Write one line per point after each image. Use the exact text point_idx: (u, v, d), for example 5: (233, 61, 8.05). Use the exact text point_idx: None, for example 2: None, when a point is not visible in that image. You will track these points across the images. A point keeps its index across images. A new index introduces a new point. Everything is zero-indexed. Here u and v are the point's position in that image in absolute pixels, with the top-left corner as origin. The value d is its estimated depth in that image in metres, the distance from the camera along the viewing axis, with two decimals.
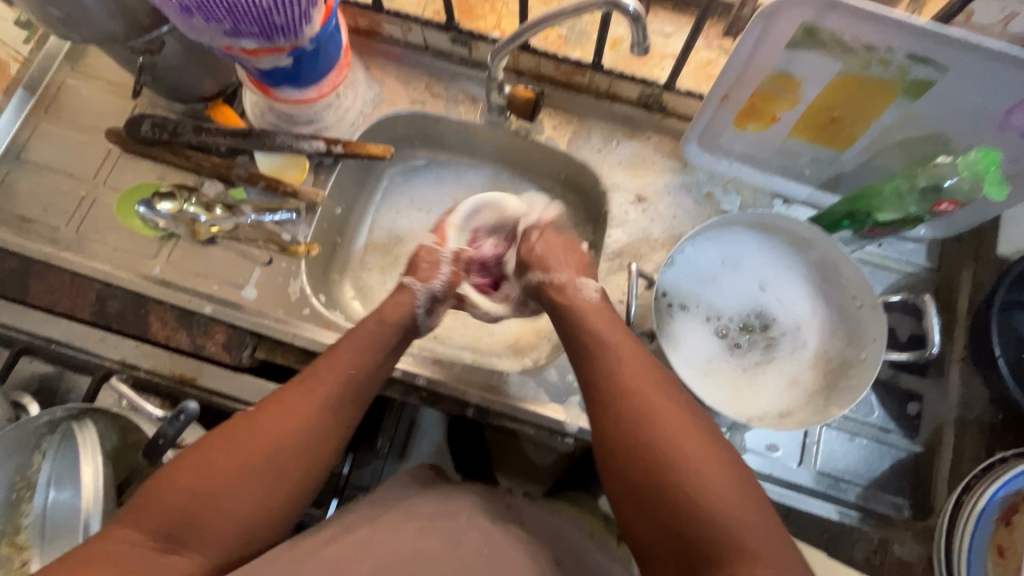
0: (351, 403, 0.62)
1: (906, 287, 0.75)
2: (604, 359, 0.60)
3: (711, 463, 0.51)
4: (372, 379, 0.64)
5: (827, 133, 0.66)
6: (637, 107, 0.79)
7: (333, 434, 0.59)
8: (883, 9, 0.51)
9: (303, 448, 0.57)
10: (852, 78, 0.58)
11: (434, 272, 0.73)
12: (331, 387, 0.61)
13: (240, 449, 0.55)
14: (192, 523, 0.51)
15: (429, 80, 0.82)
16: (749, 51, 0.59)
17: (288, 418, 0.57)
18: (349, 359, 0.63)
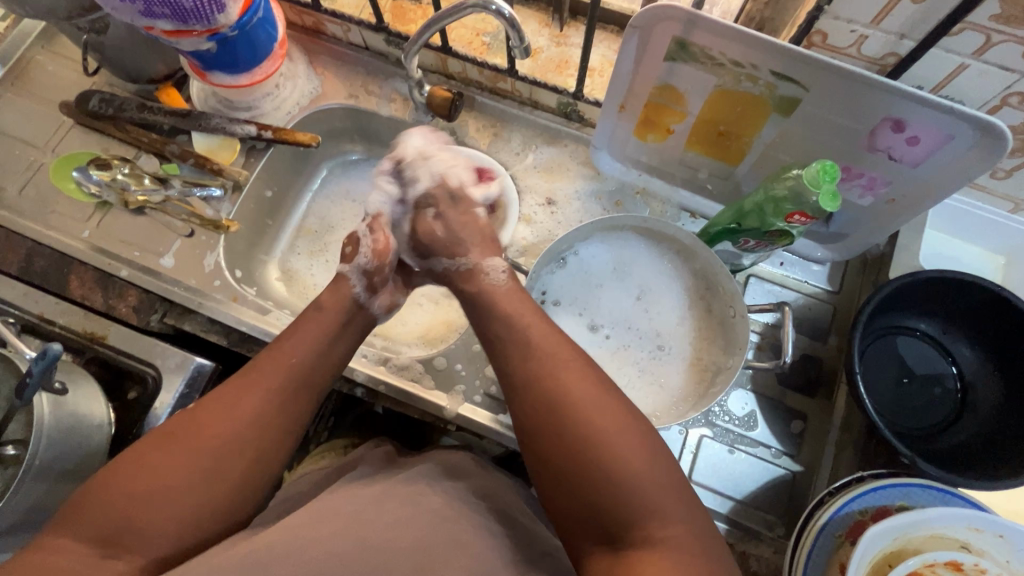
0: (297, 391, 0.59)
1: (804, 309, 0.75)
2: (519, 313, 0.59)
3: (637, 448, 0.49)
4: (320, 367, 0.62)
5: (718, 147, 0.68)
6: (557, 115, 0.82)
7: (277, 421, 0.57)
8: (741, 27, 0.53)
9: (248, 441, 0.55)
10: (728, 92, 0.60)
11: (356, 252, 0.70)
12: (276, 376, 0.58)
13: (181, 446, 0.53)
14: (132, 524, 0.49)
15: (365, 78, 0.87)
16: (633, 61, 0.62)
17: (230, 412, 0.55)
18: (294, 348, 0.61)
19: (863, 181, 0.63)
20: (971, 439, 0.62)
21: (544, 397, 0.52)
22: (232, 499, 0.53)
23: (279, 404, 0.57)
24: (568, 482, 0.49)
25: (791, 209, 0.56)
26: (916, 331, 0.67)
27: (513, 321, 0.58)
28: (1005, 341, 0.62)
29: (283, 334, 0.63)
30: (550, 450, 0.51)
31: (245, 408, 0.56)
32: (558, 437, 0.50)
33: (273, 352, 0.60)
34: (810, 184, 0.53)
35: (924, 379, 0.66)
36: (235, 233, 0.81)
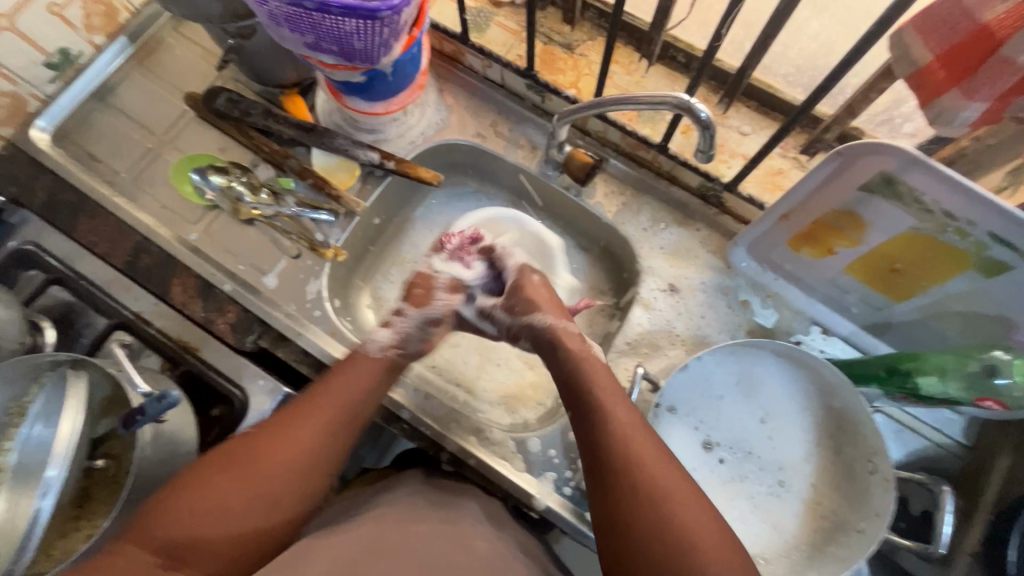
0: (346, 431, 0.60)
1: (930, 458, 0.70)
2: (602, 393, 0.59)
3: (724, 545, 0.49)
4: (370, 403, 0.63)
5: (885, 281, 0.62)
6: (694, 196, 0.76)
7: (331, 454, 0.58)
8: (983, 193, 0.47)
9: (305, 469, 0.56)
10: (924, 238, 0.54)
11: (431, 296, 0.73)
12: (332, 411, 0.59)
13: (241, 472, 0.54)
14: (194, 544, 0.50)
15: (495, 118, 0.82)
16: (821, 182, 0.56)
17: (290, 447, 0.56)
18: (348, 384, 0.61)
19: None
20: None
21: (643, 485, 0.52)
22: (282, 529, 0.55)
23: (333, 439, 0.58)
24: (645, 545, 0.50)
25: (982, 391, 0.52)
26: None
27: (596, 399, 0.58)
28: None
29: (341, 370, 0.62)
30: (636, 531, 0.50)
31: (306, 440, 0.56)
32: (629, 485, 0.52)
33: (332, 381, 0.61)
34: None
35: None
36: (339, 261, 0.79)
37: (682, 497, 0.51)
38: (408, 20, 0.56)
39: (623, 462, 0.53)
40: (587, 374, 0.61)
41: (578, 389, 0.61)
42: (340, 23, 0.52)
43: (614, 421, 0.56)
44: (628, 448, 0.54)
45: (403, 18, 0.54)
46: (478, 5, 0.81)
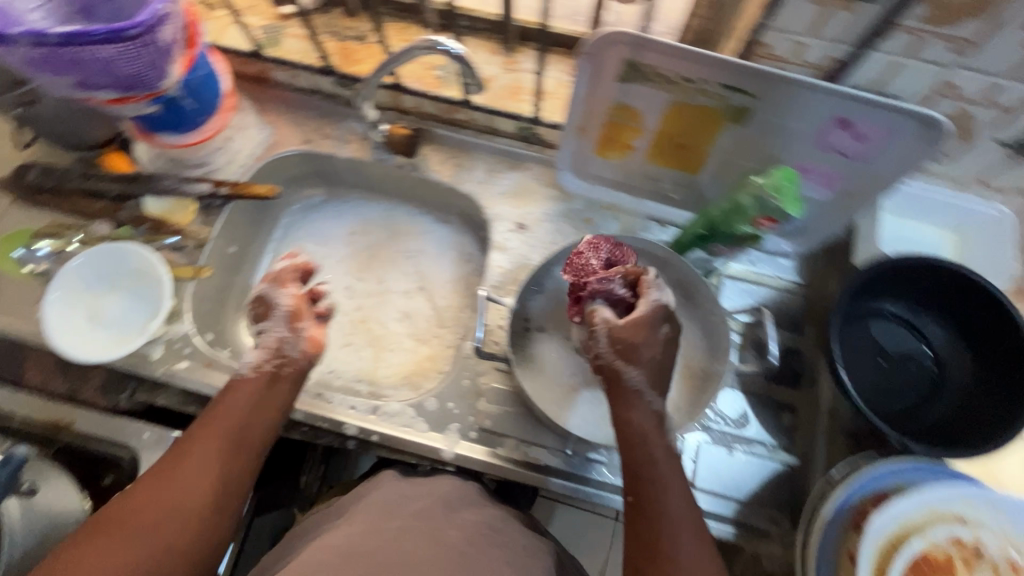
0: (240, 451, 0.58)
1: (777, 303, 0.77)
2: (658, 477, 0.52)
3: None
4: (258, 420, 0.61)
5: (679, 159, 0.69)
6: (516, 140, 0.82)
7: (230, 470, 0.56)
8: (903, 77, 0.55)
9: (207, 495, 0.53)
10: (683, 106, 0.62)
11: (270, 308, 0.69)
12: (213, 433, 0.57)
13: (120, 534, 0.49)
14: None
15: (318, 122, 0.85)
16: (587, 83, 0.63)
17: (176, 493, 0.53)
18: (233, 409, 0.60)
19: (818, 177, 0.65)
20: (954, 410, 0.64)
21: None
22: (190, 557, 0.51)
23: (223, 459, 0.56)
24: None
25: (757, 215, 0.60)
26: (886, 314, 0.69)
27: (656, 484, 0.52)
28: (966, 313, 0.65)
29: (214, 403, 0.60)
30: None
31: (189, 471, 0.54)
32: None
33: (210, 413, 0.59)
34: (773, 190, 0.58)
35: (899, 358, 0.68)
36: (206, 280, 0.79)
37: None
38: (173, 38, 0.58)
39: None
40: (657, 465, 0.53)
41: (631, 470, 0.53)
42: (96, 52, 0.53)
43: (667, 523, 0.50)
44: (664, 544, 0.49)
45: (165, 36, 0.57)
46: (267, 22, 0.83)
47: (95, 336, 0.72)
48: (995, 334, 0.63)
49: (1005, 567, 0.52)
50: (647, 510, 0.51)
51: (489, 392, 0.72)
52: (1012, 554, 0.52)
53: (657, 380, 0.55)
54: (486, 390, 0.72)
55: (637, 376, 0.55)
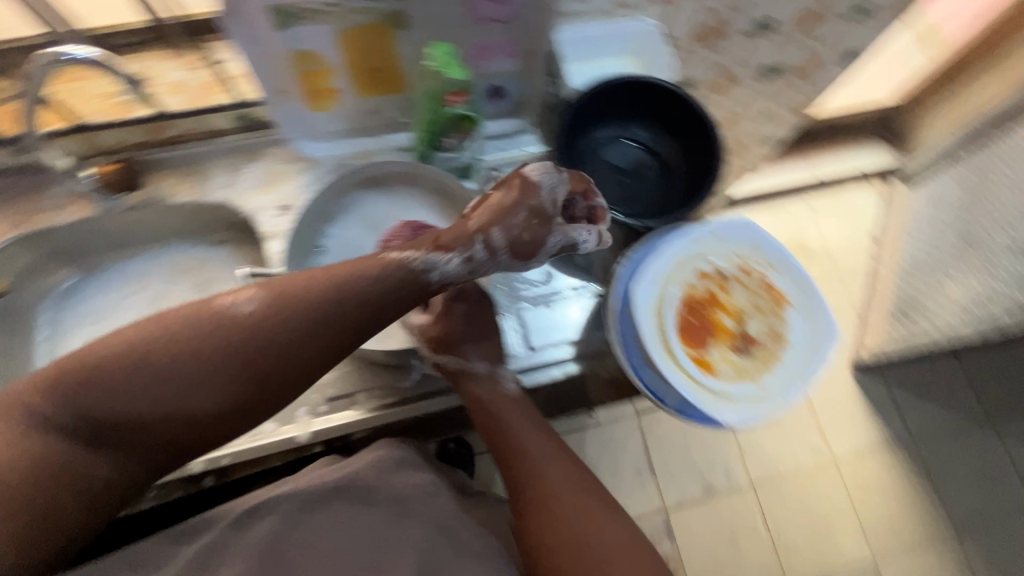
0: (218, 356, 0.48)
1: (535, 170, 0.85)
2: (511, 427, 0.66)
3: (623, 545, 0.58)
4: (274, 331, 0.49)
5: (381, 82, 0.73)
6: (241, 132, 0.81)
7: (217, 354, 0.48)
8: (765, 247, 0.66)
9: (214, 363, 0.47)
10: (347, 32, 0.65)
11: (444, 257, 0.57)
12: (214, 330, 0.48)
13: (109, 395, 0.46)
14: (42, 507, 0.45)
15: (22, 200, 0.77)
16: (252, 43, 0.64)
17: (78, 456, 0.47)
18: (347, 317, 0.51)
19: (497, 49, 0.73)
20: (682, 184, 0.78)
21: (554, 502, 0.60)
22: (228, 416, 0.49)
23: (196, 352, 0.47)
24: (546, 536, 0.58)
25: (449, 94, 0.66)
26: (602, 139, 0.80)
27: (510, 431, 0.66)
28: (653, 108, 0.77)
29: (225, 305, 0.49)
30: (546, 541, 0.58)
31: (197, 348, 0.47)
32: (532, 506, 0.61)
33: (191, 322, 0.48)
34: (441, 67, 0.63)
35: (630, 169, 0.81)
36: None
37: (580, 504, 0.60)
38: None
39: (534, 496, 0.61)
40: (508, 422, 0.67)
41: (493, 436, 0.67)
42: None
43: (526, 455, 0.64)
44: (530, 469, 0.63)
45: None
46: None
47: None
48: (678, 113, 0.75)
49: (741, 273, 0.67)
50: (511, 452, 0.65)
51: None
52: (740, 262, 0.67)
53: (475, 348, 0.68)
54: None
55: (474, 364, 0.68)
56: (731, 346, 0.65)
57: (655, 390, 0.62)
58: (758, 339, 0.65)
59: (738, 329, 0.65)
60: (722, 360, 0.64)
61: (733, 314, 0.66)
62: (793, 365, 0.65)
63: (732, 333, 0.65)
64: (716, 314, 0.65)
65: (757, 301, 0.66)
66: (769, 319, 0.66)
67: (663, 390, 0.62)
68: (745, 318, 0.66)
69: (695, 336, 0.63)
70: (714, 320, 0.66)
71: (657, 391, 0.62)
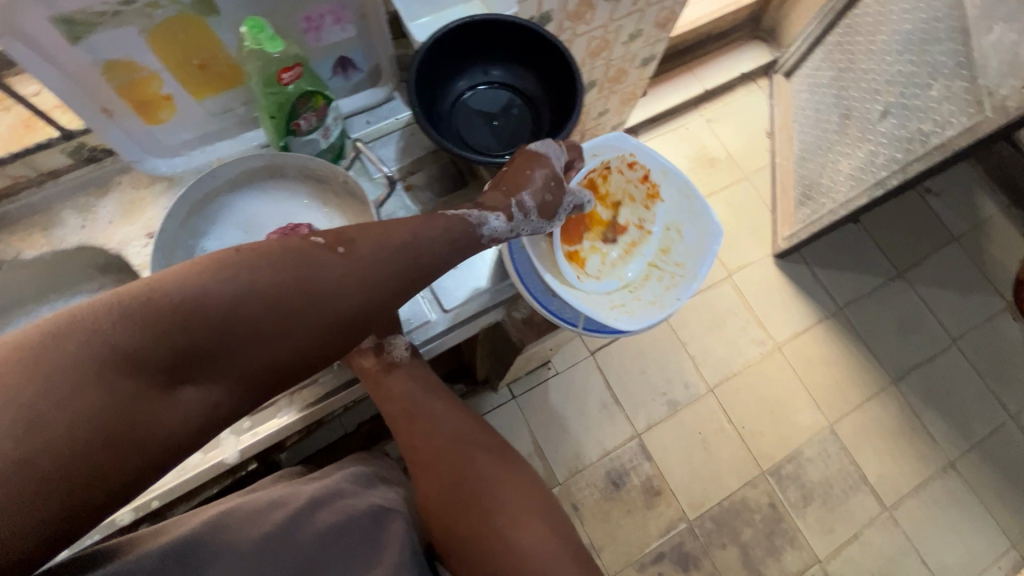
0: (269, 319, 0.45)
1: (411, 135, 0.83)
2: (410, 394, 0.71)
3: (512, 493, 0.66)
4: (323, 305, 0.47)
5: (215, 78, 0.69)
6: (83, 166, 0.75)
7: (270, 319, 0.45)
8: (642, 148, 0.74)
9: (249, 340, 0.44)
10: (155, 30, 0.61)
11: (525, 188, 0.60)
12: (271, 292, 0.45)
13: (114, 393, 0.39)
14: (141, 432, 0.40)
15: None
16: (49, 65, 0.58)
17: (157, 402, 0.41)
18: (386, 269, 0.49)
19: (328, 17, 0.70)
20: (550, 118, 0.79)
21: (453, 461, 0.67)
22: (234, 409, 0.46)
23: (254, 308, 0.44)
24: (443, 489, 0.66)
25: (277, 72, 0.64)
26: (466, 90, 0.80)
27: (407, 401, 0.70)
28: (503, 47, 0.77)
29: (311, 251, 0.47)
30: (445, 492, 0.66)
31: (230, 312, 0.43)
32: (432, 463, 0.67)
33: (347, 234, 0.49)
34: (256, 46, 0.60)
35: (499, 112, 0.81)
36: None
37: (471, 460, 0.67)
38: None
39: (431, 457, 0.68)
40: (407, 395, 0.71)
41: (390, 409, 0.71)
42: None
43: (426, 419, 0.70)
44: (428, 433, 0.69)
45: None
46: None
47: None
48: (528, 44, 0.76)
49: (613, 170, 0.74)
50: (413, 423, 0.70)
51: None
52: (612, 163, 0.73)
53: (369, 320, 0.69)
54: None
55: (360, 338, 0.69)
56: (602, 237, 0.78)
57: (564, 313, 0.66)
58: (625, 227, 0.79)
59: (610, 219, 0.78)
60: (593, 250, 0.78)
61: (609, 204, 0.77)
62: (686, 270, 0.72)
63: (604, 223, 0.78)
64: (595, 208, 0.76)
65: (631, 193, 0.79)
66: (637, 211, 0.79)
67: (573, 314, 0.66)
68: (618, 207, 0.78)
69: (575, 233, 0.76)
70: (591, 213, 0.78)
71: (569, 317, 0.66)
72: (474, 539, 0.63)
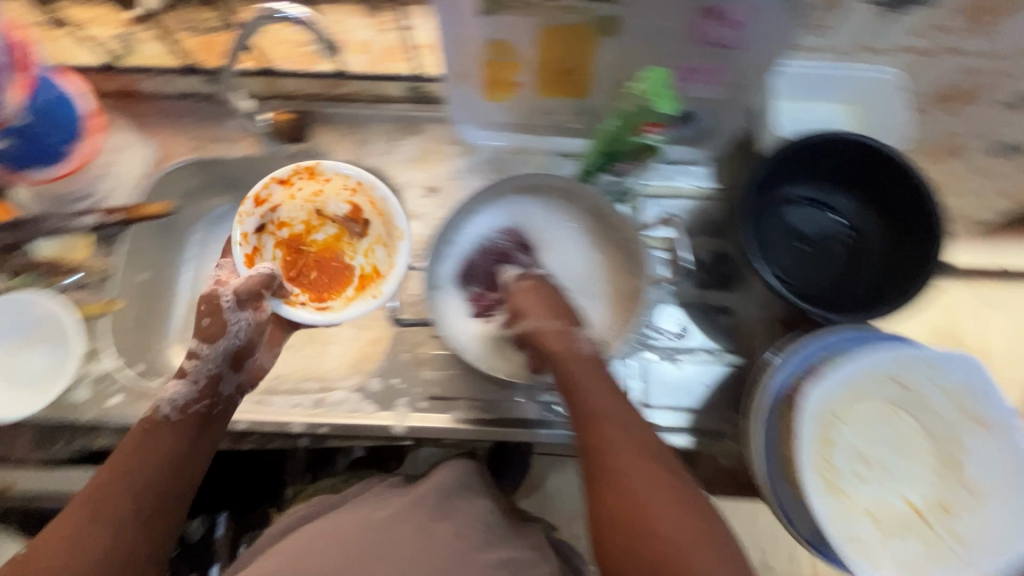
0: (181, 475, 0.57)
1: (698, 212, 0.78)
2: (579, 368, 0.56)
3: (700, 540, 0.45)
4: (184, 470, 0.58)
5: (567, 86, 0.68)
6: (409, 102, 0.79)
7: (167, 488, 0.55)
8: (333, 162, 0.70)
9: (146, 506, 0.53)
10: (553, 29, 0.60)
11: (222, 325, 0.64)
12: (160, 462, 0.56)
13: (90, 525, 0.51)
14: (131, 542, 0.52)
15: (202, 126, 0.80)
16: (453, 25, 0.60)
17: (153, 529, 0.53)
18: (174, 448, 0.58)
19: (706, 76, 0.65)
20: (872, 278, 0.66)
21: (619, 467, 0.49)
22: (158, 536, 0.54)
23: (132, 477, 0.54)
24: (611, 501, 0.48)
25: (643, 123, 0.59)
26: (797, 198, 0.69)
27: (576, 375, 0.56)
28: (871, 181, 0.65)
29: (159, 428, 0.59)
30: (611, 505, 0.48)
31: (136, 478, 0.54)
32: (597, 462, 0.51)
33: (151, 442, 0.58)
34: (654, 95, 0.55)
35: (817, 238, 0.69)
36: (123, 313, 0.76)
37: (643, 471, 0.49)
38: None
39: (595, 448, 0.51)
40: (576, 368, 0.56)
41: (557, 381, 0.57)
42: None
43: (591, 399, 0.54)
44: (599, 421, 0.52)
45: None
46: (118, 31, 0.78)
47: (10, 394, 0.68)
48: (898, 195, 0.63)
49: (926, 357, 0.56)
50: (582, 406, 0.54)
51: (431, 360, 0.71)
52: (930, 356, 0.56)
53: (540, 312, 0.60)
54: (429, 358, 0.72)
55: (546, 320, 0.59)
56: (352, 240, 0.77)
57: (786, 506, 0.57)
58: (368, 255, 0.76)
59: (334, 216, 0.76)
60: (368, 254, 0.75)
61: (329, 217, 0.76)
62: (965, 550, 0.54)
63: (337, 219, 0.76)
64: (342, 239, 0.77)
65: (322, 187, 0.72)
66: (931, 404, 0.56)
67: (796, 515, 0.56)
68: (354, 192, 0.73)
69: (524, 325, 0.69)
70: (321, 240, 0.77)
71: (788, 512, 0.57)
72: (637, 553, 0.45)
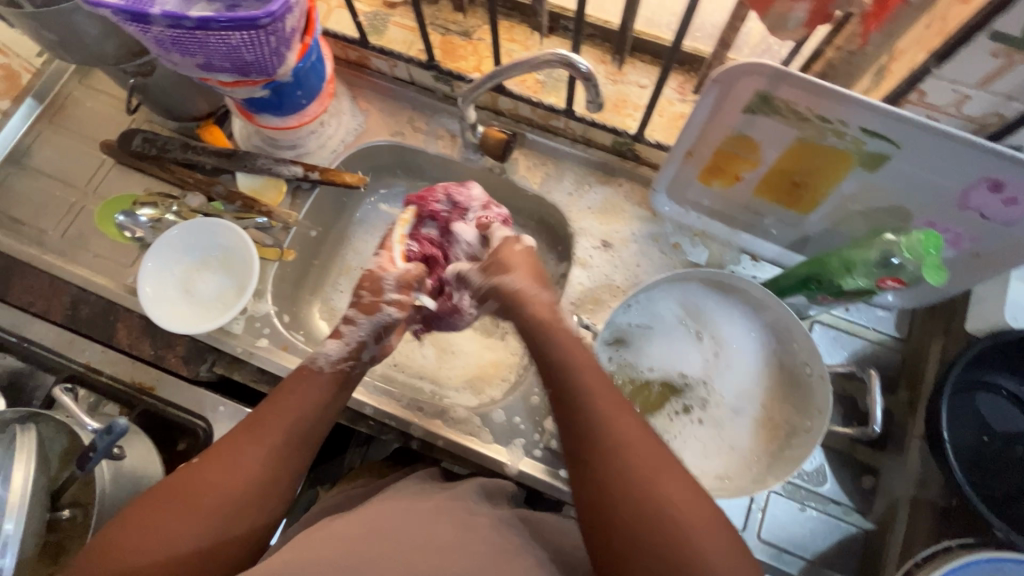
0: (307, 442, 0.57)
1: (871, 358, 0.73)
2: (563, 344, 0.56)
3: (705, 540, 0.44)
4: (320, 425, 0.59)
5: (790, 196, 0.66)
6: (611, 153, 0.79)
7: (297, 445, 0.56)
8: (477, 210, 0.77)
9: (276, 451, 0.55)
10: (810, 145, 0.58)
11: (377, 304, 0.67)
12: (292, 416, 0.57)
13: (203, 482, 0.51)
14: (256, 494, 0.53)
15: (411, 114, 0.84)
16: (709, 110, 0.59)
17: (270, 484, 0.53)
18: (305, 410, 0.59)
19: (948, 235, 0.61)
20: None
21: (614, 450, 0.48)
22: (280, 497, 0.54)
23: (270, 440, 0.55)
24: (612, 480, 0.47)
25: (883, 275, 0.57)
26: (1001, 389, 0.64)
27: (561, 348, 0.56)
28: None
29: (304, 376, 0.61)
30: (607, 484, 0.47)
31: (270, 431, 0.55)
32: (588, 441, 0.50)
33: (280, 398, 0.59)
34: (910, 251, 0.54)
35: (1006, 438, 0.63)
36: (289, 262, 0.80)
37: (642, 452, 0.48)
38: (295, 27, 0.58)
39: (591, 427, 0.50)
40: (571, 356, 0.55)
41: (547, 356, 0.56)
42: (225, 37, 0.54)
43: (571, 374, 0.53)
44: (585, 400, 0.51)
45: (288, 26, 0.57)
46: (373, 10, 0.83)
47: (182, 307, 0.74)
48: None
49: None
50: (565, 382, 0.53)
51: None
52: None
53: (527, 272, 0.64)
54: None
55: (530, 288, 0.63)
56: None
57: None
58: None
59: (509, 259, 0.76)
60: None
61: None
62: None
63: None
64: None
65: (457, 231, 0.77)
66: None
67: None
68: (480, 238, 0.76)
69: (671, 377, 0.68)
70: None
71: None
72: (629, 538, 0.45)
